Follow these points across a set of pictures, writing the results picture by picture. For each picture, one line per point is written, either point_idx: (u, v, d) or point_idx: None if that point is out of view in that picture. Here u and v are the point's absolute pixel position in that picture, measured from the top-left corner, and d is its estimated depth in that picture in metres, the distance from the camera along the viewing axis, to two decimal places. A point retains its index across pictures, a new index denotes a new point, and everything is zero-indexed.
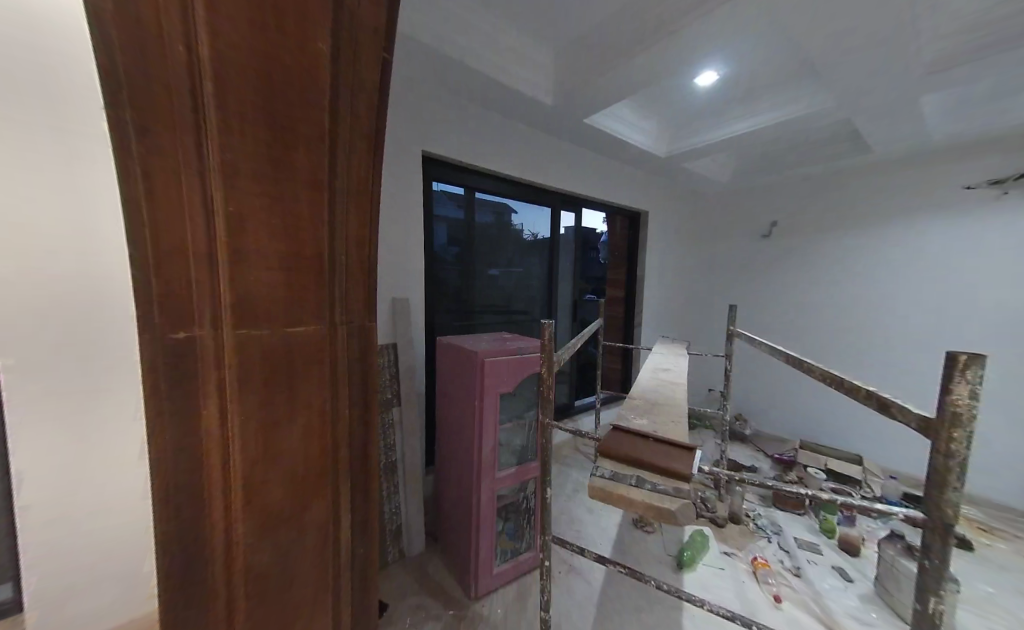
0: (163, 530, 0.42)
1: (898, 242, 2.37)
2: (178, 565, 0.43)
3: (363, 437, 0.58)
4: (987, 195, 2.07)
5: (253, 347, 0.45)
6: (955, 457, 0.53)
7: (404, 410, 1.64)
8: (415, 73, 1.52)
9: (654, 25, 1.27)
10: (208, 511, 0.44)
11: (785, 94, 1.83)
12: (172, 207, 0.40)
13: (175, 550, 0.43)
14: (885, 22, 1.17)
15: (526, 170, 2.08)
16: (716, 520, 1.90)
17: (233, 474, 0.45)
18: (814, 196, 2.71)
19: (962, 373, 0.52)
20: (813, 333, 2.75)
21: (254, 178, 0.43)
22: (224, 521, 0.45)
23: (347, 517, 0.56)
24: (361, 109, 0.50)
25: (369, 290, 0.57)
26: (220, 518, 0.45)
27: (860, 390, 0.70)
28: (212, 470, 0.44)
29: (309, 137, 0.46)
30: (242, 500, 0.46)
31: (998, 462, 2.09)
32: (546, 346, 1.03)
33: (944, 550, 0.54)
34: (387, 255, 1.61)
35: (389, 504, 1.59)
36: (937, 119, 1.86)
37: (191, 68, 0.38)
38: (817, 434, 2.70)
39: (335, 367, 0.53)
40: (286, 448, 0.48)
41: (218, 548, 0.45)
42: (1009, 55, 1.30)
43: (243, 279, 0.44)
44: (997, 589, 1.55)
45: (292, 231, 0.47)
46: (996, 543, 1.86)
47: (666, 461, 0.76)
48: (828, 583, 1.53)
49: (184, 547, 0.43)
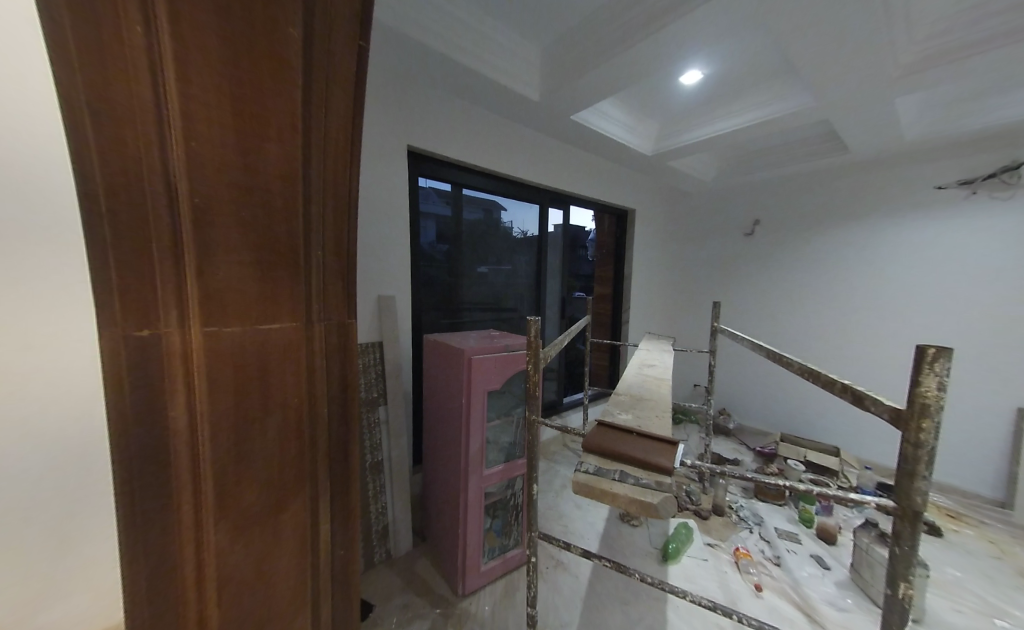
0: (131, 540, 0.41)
1: (874, 240, 2.45)
2: (144, 574, 0.41)
3: (342, 439, 0.56)
4: (957, 195, 2.16)
5: (224, 347, 0.43)
6: (923, 446, 0.55)
7: (391, 409, 1.63)
8: (400, 65, 1.49)
9: (640, 21, 1.28)
10: (177, 518, 0.42)
11: (767, 95, 1.87)
12: (133, 199, 0.38)
13: (143, 557, 0.41)
14: (863, 26, 1.20)
15: (513, 167, 2.07)
16: (700, 512, 1.94)
17: (204, 477, 0.43)
18: (795, 195, 2.78)
19: (931, 365, 0.54)
20: (794, 329, 2.82)
21: (219, 169, 0.41)
22: (193, 530, 0.43)
23: (326, 519, 0.54)
24: (337, 99, 0.49)
25: (348, 287, 0.55)
26: (191, 521, 0.43)
27: (836, 384, 0.71)
28: (181, 474, 0.42)
29: (282, 127, 0.44)
30: (214, 507, 0.44)
31: (965, 452, 2.18)
32: (533, 343, 1.02)
33: (913, 536, 0.57)
34: (373, 252, 1.58)
35: (376, 504, 1.57)
36: (912, 119, 1.92)
37: (150, 53, 0.36)
38: (796, 426, 2.78)
39: (311, 366, 0.51)
40: (259, 451, 0.47)
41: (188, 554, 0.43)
42: (976, 60, 1.36)
43: (210, 275, 0.42)
44: (964, 572, 1.63)
45: (261, 223, 0.44)
46: (962, 529, 1.95)
47: (649, 455, 0.77)
48: (806, 571, 1.58)
49: (151, 554, 0.41)
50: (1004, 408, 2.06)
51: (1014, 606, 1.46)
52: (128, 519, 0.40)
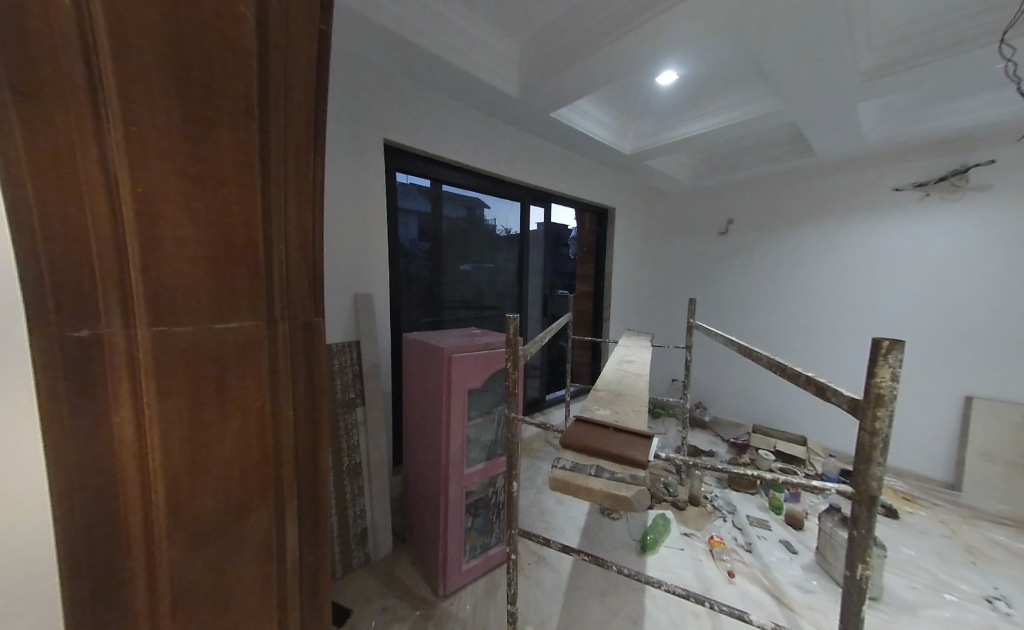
0: (69, 568, 0.36)
1: (838, 239, 2.57)
2: (87, 607, 0.37)
3: (309, 443, 0.54)
4: (912, 196, 2.28)
5: (175, 350, 0.40)
6: (878, 434, 0.58)
7: (369, 410, 1.59)
8: (374, 55, 1.44)
9: (615, 21, 1.29)
10: (125, 539, 0.39)
11: (739, 97, 1.92)
12: (65, 191, 0.34)
13: (85, 585, 0.37)
14: (826, 33, 1.25)
15: (494, 163, 2.05)
16: (677, 503, 2.00)
17: (155, 491, 0.40)
18: (766, 195, 2.88)
19: (885, 357, 0.57)
20: (765, 324, 2.93)
21: (167, 158, 0.38)
22: (143, 549, 0.40)
23: (294, 525, 0.52)
24: (298, 87, 0.47)
25: (314, 285, 0.53)
26: (140, 539, 0.39)
27: (801, 376, 0.74)
28: (128, 490, 0.39)
29: (236, 115, 0.42)
30: (167, 523, 0.41)
31: (918, 439, 2.32)
32: (512, 339, 1.01)
33: (870, 520, 0.60)
34: (349, 249, 1.54)
35: (354, 507, 1.53)
36: (871, 122, 2.02)
37: (82, 29, 0.33)
38: (768, 418, 2.90)
39: (274, 367, 0.48)
40: (217, 460, 0.44)
41: (139, 578, 0.39)
42: (928, 68, 1.44)
43: (158, 272, 0.39)
44: (917, 552, 1.74)
45: (216, 216, 0.41)
46: (916, 511, 2.08)
47: (625, 449, 0.78)
48: (775, 556, 1.65)
49: (97, 581, 0.37)
50: (953, 397, 2.20)
51: (960, 580, 1.57)
52: (65, 544, 0.36)
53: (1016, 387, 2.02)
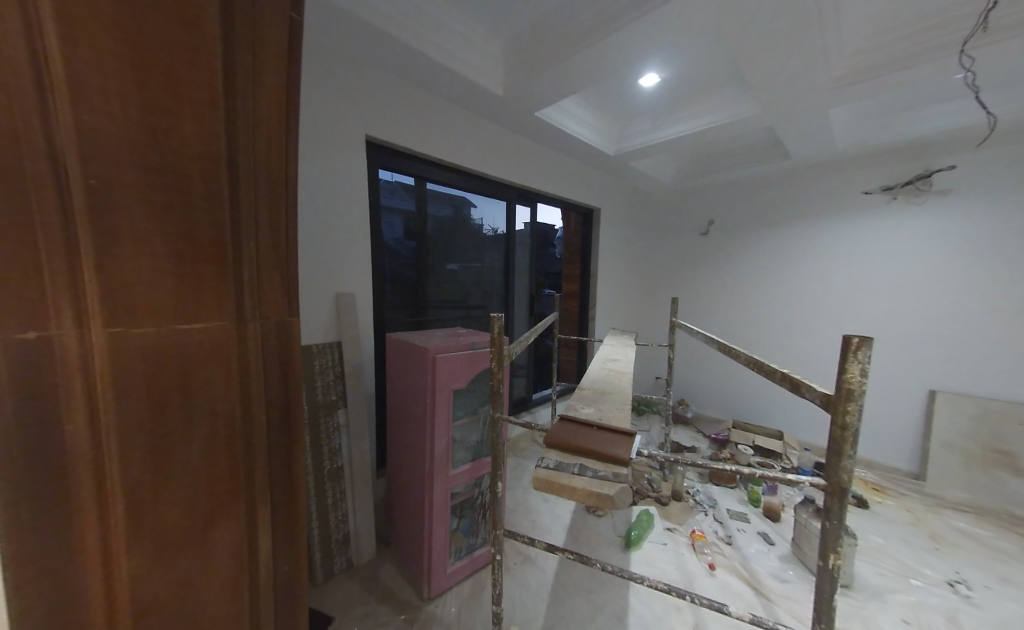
0: (14, 596, 0.33)
1: (813, 240, 2.67)
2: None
3: (284, 448, 0.52)
4: (881, 199, 2.38)
5: (135, 352, 0.38)
6: (848, 428, 0.60)
7: (351, 412, 1.56)
8: (354, 48, 1.41)
9: (597, 22, 1.30)
10: (81, 557, 0.36)
11: (718, 101, 1.97)
12: (8, 181, 0.31)
13: (33, 612, 0.34)
14: (800, 39, 1.29)
15: (479, 162, 2.04)
16: (661, 499, 2.03)
17: (112, 506, 0.37)
18: (745, 197, 2.95)
19: (856, 354, 0.58)
20: (744, 322, 3.01)
21: (124, 147, 0.35)
22: (101, 568, 0.37)
23: (266, 533, 0.50)
24: (268, 79, 0.45)
25: (287, 283, 0.51)
26: (98, 557, 0.37)
27: (777, 372, 0.76)
28: (83, 505, 0.36)
29: (200, 104, 0.39)
30: (127, 539, 0.38)
31: (886, 432, 2.43)
32: (497, 339, 1.00)
33: (841, 511, 0.62)
34: (329, 247, 1.50)
35: (336, 512, 1.50)
36: (843, 127, 2.09)
37: (25, 9, 0.31)
38: (747, 413, 2.98)
39: (245, 369, 0.46)
40: (183, 468, 0.41)
41: (96, 600, 0.36)
42: (895, 77, 1.50)
43: (115, 269, 0.36)
44: (886, 540, 1.82)
45: (178, 209, 0.39)
46: (885, 500, 2.17)
47: (608, 447, 0.78)
48: (754, 547, 1.70)
49: (48, 608, 0.34)
50: (918, 391, 2.31)
51: (925, 566, 1.65)
52: (12, 568, 0.33)
53: (975, 381, 2.14)
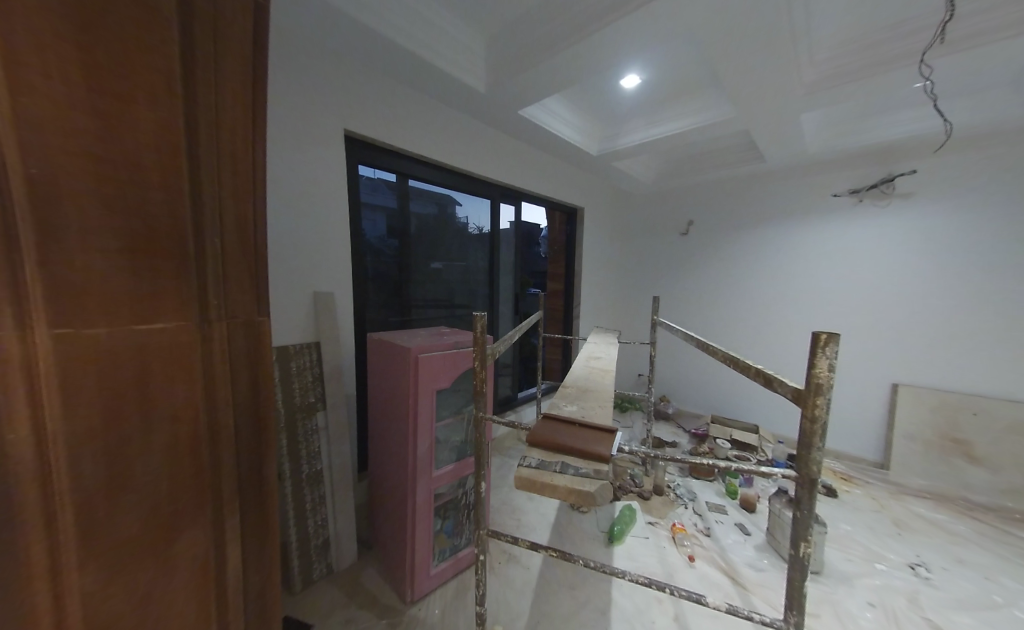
0: None
1: (786, 240, 2.76)
2: None
3: (254, 452, 0.49)
4: (849, 202, 2.49)
5: (87, 355, 0.35)
6: (818, 420, 0.62)
7: (330, 414, 1.52)
8: (331, 40, 1.37)
9: (578, 22, 1.31)
10: (24, 583, 0.32)
11: (696, 104, 2.01)
12: None
13: None
14: (773, 45, 1.33)
15: (462, 159, 2.02)
16: (642, 493, 2.07)
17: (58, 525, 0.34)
18: (723, 198, 3.03)
19: (824, 349, 0.61)
20: (722, 320, 3.10)
21: (65, 132, 0.32)
22: (50, 595, 0.33)
23: (236, 545, 0.47)
24: (230, 65, 0.43)
25: (257, 279, 0.48)
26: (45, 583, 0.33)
27: (751, 367, 0.78)
28: (26, 528, 0.32)
29: (154, 89, 0.37)
30: (79, 559, 0.35)
31: (853, 424, 2.55)
32: (479, 337, 0.99)
33: (811, 501, 0.64)
34: (305, 244, 1.45)
35: (315, 517, 1.46)
36: (814, 131, 2.18)
37: None
38: (725, 408, 3.07)
39: (210, 371, 0.43)
40: (142, 480, 0.38)
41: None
42: (860, 85, 1.57)
43: (61, 264, 0.33)
44: (853, 526, 1.91)
45: (131, 200, 0.36)
46: (853, 489, 2.28)
47: (589, 445, 0.79)
48: (731, 538, 1.75)
49: None
50: (882, 384, 2.43)
51: (889, 550, 1.74)
52: None
53: (933, 375, 2.26)
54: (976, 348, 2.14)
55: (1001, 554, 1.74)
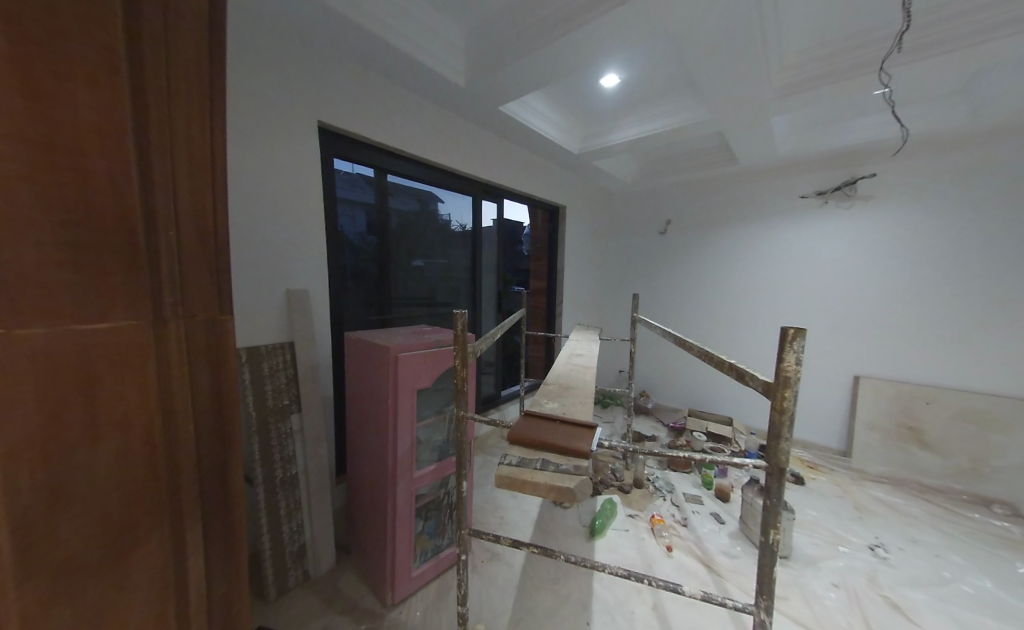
0: None
1: (758, 239, 2.86)
2: None
3: (217, 459, 0.47)
4: (815, 203, 2.61)
5: (19, 359, 0.31)
6: (786, 411, 0.64)
7: (306, 417, 1.47)
8: (304, 27, 1.32)
9: (557, 18, 1.30)
10: None
11: (673, 106, 2.05)
12: None
13: None
14: (745, 48, 1.37)
15: (442, 154, 1.98)
16: (623, 487, 2.11)
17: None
18: (700, 198, 3.11)
19: (792, 343, 0.63)
20: (698, 317, 3.19)
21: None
22: None
23: (198, 555, 0.44)
24: (183, 47, 0.40)
25: (217, 272, 0.45)
26: None
27: (725, 362, 0.80)
28: None
29: (97, 65, 0.34)
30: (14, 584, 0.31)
31: (819, 415, 2.67)
32: (460, 336, 0.98)
33: (780, 490, 0.66)
34: (278, 240, 1.40)
35: (290, 524, 1.41)
36: (784, 134, 2.26)
37: None
38: (701, 402, 3.16)
39: (166, 374, 0.40)
40: (89, 490, 0.35)
41: None
42: (826, 89, 1.64)
43: None
44: (819, 512, 2.02)
45: (69, 186, 0.33)
46: (819, 476, 2.40)
47: (569, 442, 0.79)
48: (707, 528, 1.81)
49: None
50: (846, 377, 2.56)
51: (851, 533, 1.84)
52: None
53: (891, 367, 2.41)
54: (929, 341, 2.29)
55: (949, 533, 1.87)
